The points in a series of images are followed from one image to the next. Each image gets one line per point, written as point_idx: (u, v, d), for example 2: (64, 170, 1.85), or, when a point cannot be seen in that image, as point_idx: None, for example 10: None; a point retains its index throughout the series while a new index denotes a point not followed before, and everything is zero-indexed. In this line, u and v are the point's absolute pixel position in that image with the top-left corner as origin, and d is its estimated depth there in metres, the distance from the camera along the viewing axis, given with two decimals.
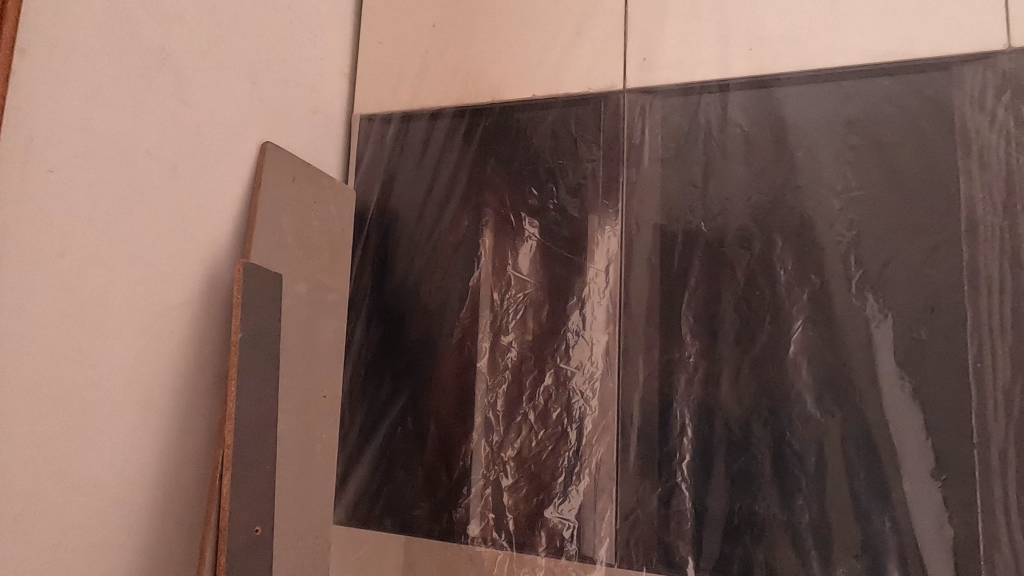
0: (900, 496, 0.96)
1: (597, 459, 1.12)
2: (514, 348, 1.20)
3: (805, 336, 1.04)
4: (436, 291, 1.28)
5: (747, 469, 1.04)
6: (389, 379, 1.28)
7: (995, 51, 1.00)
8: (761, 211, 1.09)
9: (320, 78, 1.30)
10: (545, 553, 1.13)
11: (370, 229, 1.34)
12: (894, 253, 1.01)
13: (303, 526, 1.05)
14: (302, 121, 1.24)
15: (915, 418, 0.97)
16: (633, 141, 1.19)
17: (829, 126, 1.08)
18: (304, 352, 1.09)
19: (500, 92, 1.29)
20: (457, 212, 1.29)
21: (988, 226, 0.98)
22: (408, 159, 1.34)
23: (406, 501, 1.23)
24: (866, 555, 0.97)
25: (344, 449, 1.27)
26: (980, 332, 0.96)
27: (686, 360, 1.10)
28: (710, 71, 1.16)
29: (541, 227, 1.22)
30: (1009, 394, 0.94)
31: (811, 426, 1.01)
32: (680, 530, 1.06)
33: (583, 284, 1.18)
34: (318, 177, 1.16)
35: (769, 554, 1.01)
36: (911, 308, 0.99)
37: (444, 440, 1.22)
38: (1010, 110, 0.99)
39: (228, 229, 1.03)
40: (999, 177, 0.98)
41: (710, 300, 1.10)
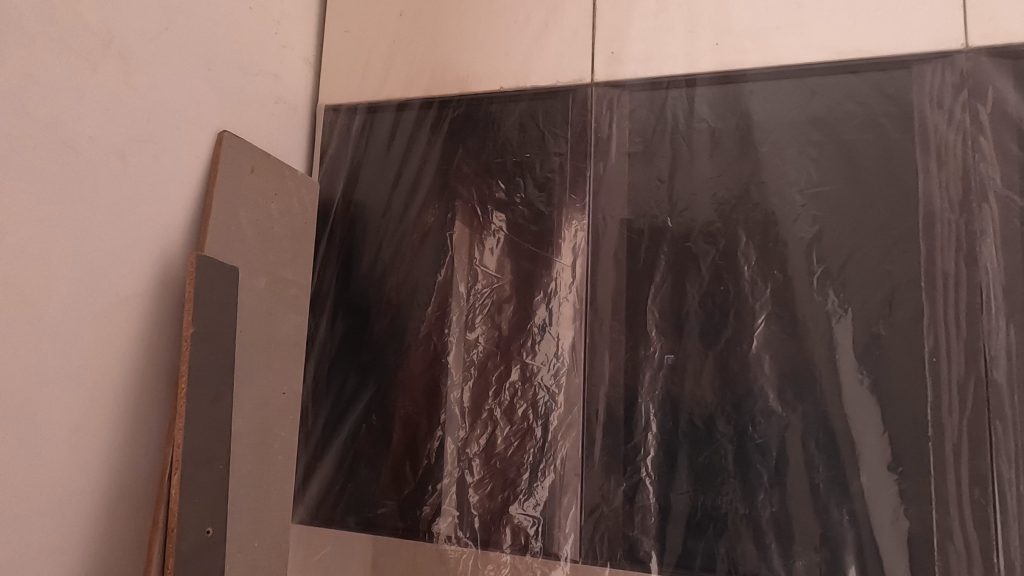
0: (858, 489, 0.97)
1: (562, 455, 1.12)
2: (480, 343, 1.19)
3: (768, 332, 1.04)
4: (402, 285, 1.26)
5: (710, 463, 1.04)
6: (354, 374, 1.25)
7: (954, 51, 1.02)
8: (726, 206, 1.09)
9: (283, 66, 1.26)
10: (509, 550, 1.12)
11: (335, 222, 1.31)
12: (854, 249, 1.02)
13: (259, 527, 1.02)
14: (263, 110, 1.20)
15: (873, 412, 0.98)
16: (600, 135, 1.18)
17: (793, 122, 1.08)
18: (262, 348, 1.06)
19: (468, 84, 1.27)
20: (423, 205, 1.27)
21: (945, 222, 0.99)
22: (374, 151, 1.32)
23: (370, 499, 1.20)
24: (825, 548, 0.98)
25: (307, 447, 1.25)
26: (936, 327, 0.97)
27: (651, 356, 1.09)
28: (677, 66, 1.15)
29: (508, 221, 1.21)
30: (962, 388, 0.95)
31: (773, 421, 1.02)
32: (644, 525, 1.06)
33: (549, 279, 1.17)
34: (280, 169, 1.13)
35: (731, 548, 1.01)
36: (871, 304, 1.00)
37: (410, 437, 1.20)
38: (967, 108, 1.01)
39: (181, 219, 0.99)
40: (956, 174, 1.00)
41: (676, 296, 1.10)
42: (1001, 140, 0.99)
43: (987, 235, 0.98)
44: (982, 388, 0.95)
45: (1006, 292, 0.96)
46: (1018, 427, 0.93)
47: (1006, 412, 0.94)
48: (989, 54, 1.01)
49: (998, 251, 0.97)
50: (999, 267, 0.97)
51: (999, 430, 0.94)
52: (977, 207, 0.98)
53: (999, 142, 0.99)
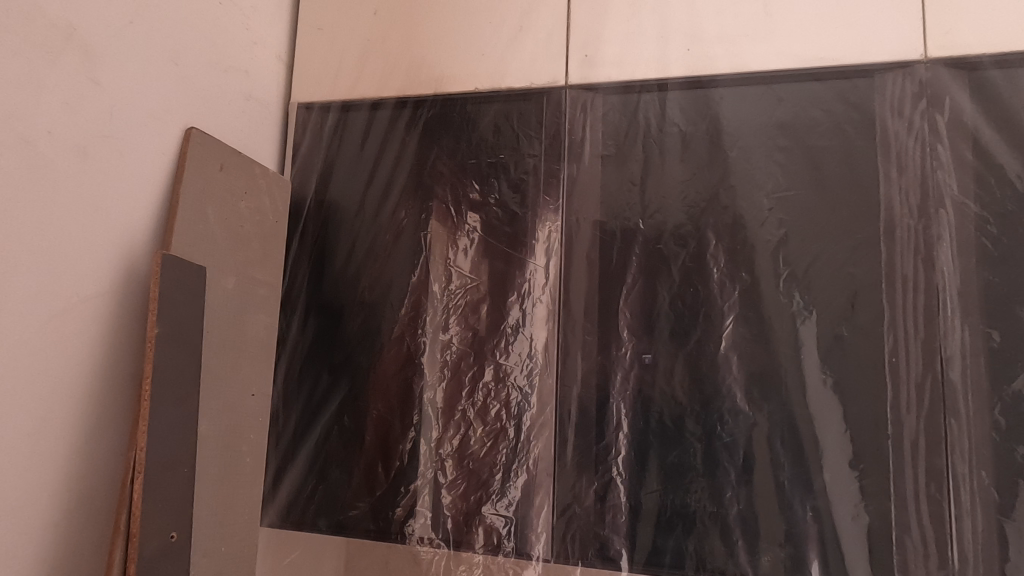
0: (821, 486, 1.00)
1: (535, 455, 1.12)
2: (454, 344, 1.19)
3: (736, 333, 1.06)
4: (376, 284, 1.25)
5: (680, 462, 1.06)
6: (326, 375, 1.24)
7: (913, 61, 1.05)
8: (696, 209, 1.11)
9: (254, 63, 1.24)
10: (482, 550, 1.12)
11: (307, 221, 1.30)
12: (819, 253, 1.05)
13: (227, 532, 1.01)
14: (233, 107, 1.18)
15: (835, 412, 1.01)
16: (574, 138, 1.19)
17: (761, 128, 1.10)
18: (231, 349, 1.04)
19: (443, 84, 1.27)
20: (397, 205, 1.26)
21: (904, 227, 1.02)
22: (347, 150, 1.31)
23: (341, 501, 1.19)
24: (789, 544, 1.00)
25: (277, 449, 1.23)
26: (895, 328, 1.01)
27: (623, 356, 1.11)
28: (649, 70, 1.17)
29: (482, 222, 1.21)
30: (920, 387, 0.98)
31: (740, 420, 1.04)
32: (615, 524, 1.07)
33: (523, 279, 1.17)
34: (250, 167, 1.11)
35: (700, 546, 1.03)
36: (835, 306, 1.03)
37: (382, 438, 1.19)
38: (926, 117, 1.04)
39: (146, 217, 0.97)
40: (915, 181, 1.03)
41: (647, 297, 1.11)
42: (957, 148, 1.02)
43: (943, 240, 1.01)
44: (939, 387, 0.98)
45: (961, 295, 0.99)
46: (972, 425, 0.96)
47: (960, 410, 0.97)
48: (946, 65, 1.04)
49: (953, 255, 1.00)
50: (955, 270, 1.00)
51: (954, 427, 0.97)
52: (934, 213, 1.02)
53: (955, 150, 1.03)
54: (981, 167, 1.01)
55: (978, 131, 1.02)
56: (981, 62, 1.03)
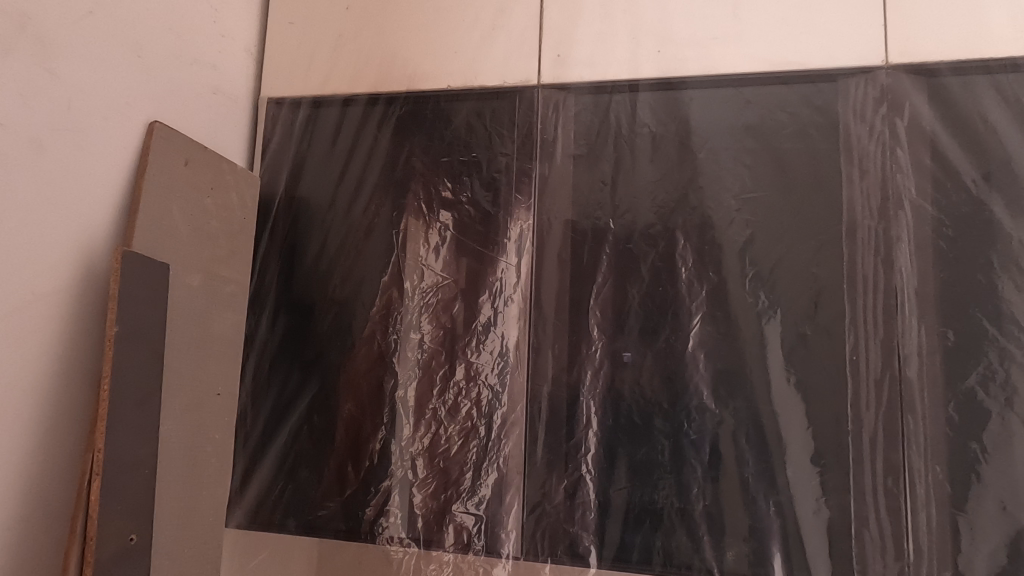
0: (784, 482, 1.02)
1: (505, 454, 1.13)
2: (425, 342, 1.18)
3: (703, 331, 1.08)
4: (347, 282, 1.24)
5: (648, 459, 1.07)
6: (296, 373, 1.23)
7: (875, 67, 1.08)
8: (666, 209, 1.12)
9: (222, 56, 1.22)
10: (452, 549, 1.12)
11: (276, 217, 1.28)
12: (784, 253, 1.07)
13: (190, 533, 0.99)
14: (200, 102, 1.16)
15: (798, 409, 1.03)
16: (546, 137, 1.19)
17: (729, 130, 1.12)
18: (196, 348, 1.02)
19: (415, 81, 1.26)
20: (369, 202, 1.25)
21: (865, 229, 1.05)
22: (318, 146, 1.29)
23: (311, 501, 1.18)
24: (753, 539, 1.02)
25: (245, 448, 1.22)
26: (856, 327, 1.03)
27: (592, 354, 1.12)
28: (621, 71, 1.18)
29: (454, 220, 1.21)
30: (879, 384, 1.01)
31: (707, 417, 1.06)
32: (584, 521, 1.08)
33: (495, 277, 1.17)
34: (217, 163, 1.09)
35: (667, 541, 1.05)
36: (799, 305, 1.05)
37: (352, 437, 1.18)
38: (886, 121, 1.07)
39: (106, 212, 0.95)
40: (875, 184, 1.06)
41: (617, 296, 1.12)
42: (916, 153, 1.05)
43: (902, 241, 1.04)
44: (896, 384, 1.01)
45: (919, 295, 1.02)
46: (928, 421, 0.99)
47: (916, 406, 1.00)
48: (907, 71, 1.07)
49: (912, 256, 1.03)
50: (913, 271, 1.03)
51: (911, 424, 1.00)
52: (894, 215, 1.05)
53: (914, 154, 1.05)
54: (939, 171, 1.04)
55: (936, 136, 1.05)
56: (939, 69, 1.06)
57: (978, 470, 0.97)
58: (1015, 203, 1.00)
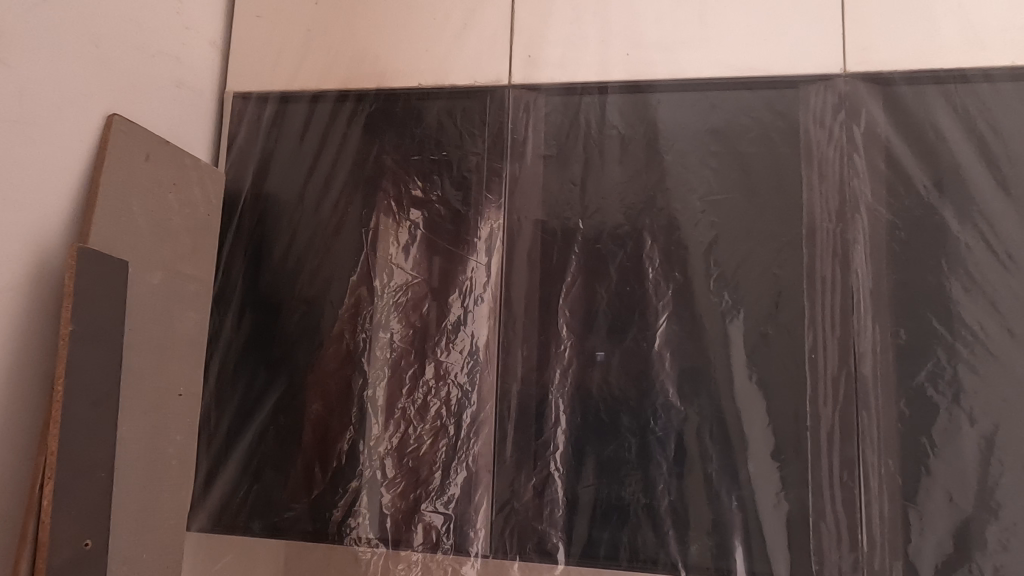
0: (746, 476, 1.05)
1: (474, 452, 1.13)
2: (395, 341, 1.18)
3: (669, 330, 1.10)
4: (315, 280, 1.22)
5: (615, 456, 1.09)
6: (262, 372, 1.21)
7: (834, 75, 1.12)
8: (634, 211, 1.14)
9: (186, 49, 1.19)
10: (420, 548, 1.12)
11: (242, 214, 1.26)
12: (747, 254, 1.10)
13: (148, 538, 0.97)
14: (163, 95, 1.13)
15: (759, 406, 1.06)
16: (516, 137, 1.20)
17: (696, 133, 1.15)
18: (156, 348, 1.00)
19: (385, 78, 1.25)
20: (338, 200, 1.23)
21: (824, 231, 1.09)
22: (286, 143, 1.27)
23: (277, 503, 1.17)
24: (715, 533, 1.05)
25: (209, 450, 1.20)
26: (815, 326, 1.07)
27: (562, 353, 1.13)
28: (590, 73, 1.19)
29: (425, 219, 1.21)
30: (835, 381, 1.05)
31: (672, 415, 1.08)
32: (552, 518, 1.09)
33: (465, 276, 1.17)
34: (180, 158, 1.06)
35: (633, 536, 1.06)
36: (761, 305, 1.08)
37: (320, 438, 1.17)
38: (844, 128, 1.10)
39: (61, 208, 0.92)
40: (834, 188, 1.09)
41: (586, 296, 1.13)
42: (872, 159, 1.09)
43: (858, 243, 1.07)
44: (852, 382, 1.05)
45: (874, 295, 1.06)
46: (881, 416, 1.03)
47: (871, 403, 1.04)
48: (864, 80, 1.11)
49: (867, 258, 1.07)
50: (869, 271, 1.07)
51: (866, 419, 1.03)
52: (851, 218, 1.08)
53: (870, 160, 1.09)
54: (893, 176, 1.08)
55: (891, 143, 1.09)
56: (893, 78, 1.10)
57: (928, 463, 1.01)
58: (963, 208, 1.05)
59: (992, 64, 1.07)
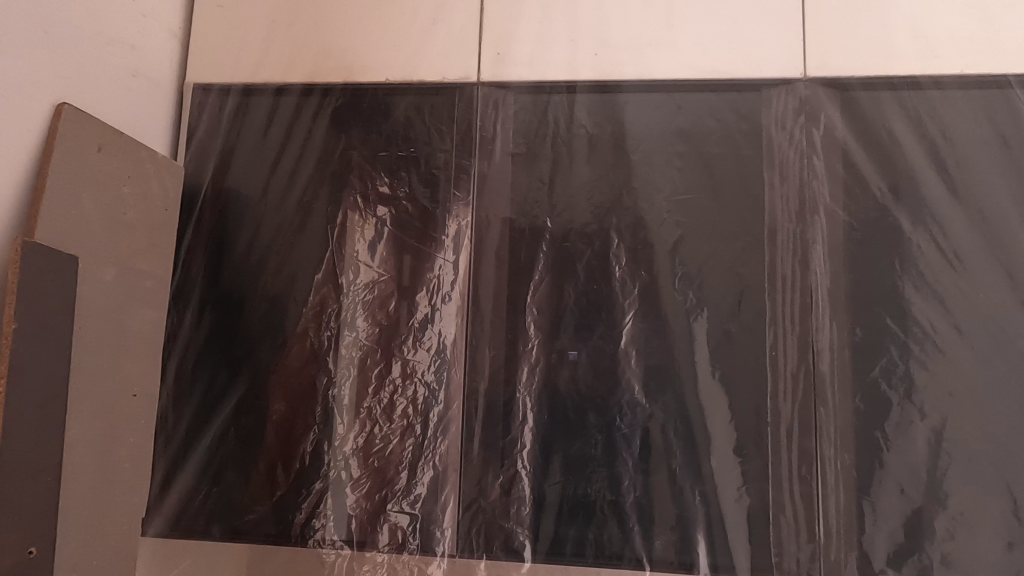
0: (709, 472, 1.07)
1: (440, 451, 1.12)
2: (361, 340, 1.16)
3: (635, 328, 1.11)
4: (279, 277, 1.19)
5: (582, 453, 1.09)
6: (222, 371, 1.17)
7: (795, 79, 1.14)
8: (601, 209, 1.15)
9: (144, 37, 1.16)
10: (386, 549, 1.11)
11: (203, 209, 1.22)
12: (711, 253, 1.12)
13: (98, 544, 0.93)
14: (119, 84, 1.09)
15: (722, 403, 1.08)
16: (485, 134, 1.19)
17: (662, 134, 1.16)
18: (108, 347, 0.96)
19: (352, 72, 1.23)
20: (303, 195, 1.21)
21: (785, 231, 1.11)
22: (248, 136, 1.24)
23: (237, 505, 1.14)
24: (678, 528, 1.06)
25: (166, 452, 1.16)
26: (775, 325, 1.09)
27: (529, 352, 1.13)
28: (559, 72, 1.19)
29: (392, 216, 1.19)
30: (795, 378, 1.08)
31: (638, 412, 1.09)
32: (519, 516, 1.09)
33: (433, 274, 1.17)
34: (136, 150, 1.03)
35: (599, 533, 1.07)
36: (724, 303, 1.10)
37: (283, 439, 1.14)
38: (804, 131, 1.13)
39: (5, 200, 0.88)
40: (794, 190, 1.12)
41: (553, 295, 1.14)
42: (830, 161, 1.12)
43: (817, 243, 1.10)
44: (811, 378, 1.07)
45: (831, 294, 1.09)
46: (838, 411, 1.06)
47: (828, 399, 1.07)
48: (823, 85, 1.14)
49: (826, 257, 1.10)
50: (827, 271, 1.10)
51: (824, 414, 1.06)
52: (810, 219, 1.11)
53: (829, 162, 1.12)
54: (850, 179, 1.12)
55: (848, 146, 1.12)
56: (850, 84, 1.14)
57: (881, 457, 1.05)
58: (915, 211, 1.09)
59: (942, 72, 1.11)
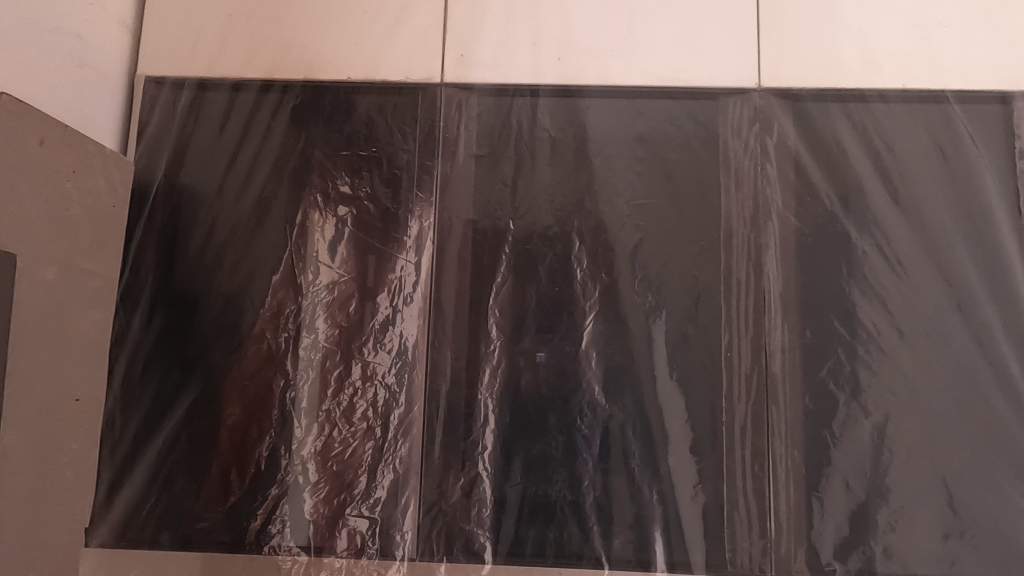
0: (666, 471, 1.09)
1: (401, 454, 1.11)
2: (321, 342, 1.14)
3: (595, 330, 1.13)
4: (234, 277, 1.16)
5: (543, 454, 1.10)
6: (174, 374, 1.14)
7: (750, 89, 1.18)
8: (564, 212, 1.16)
9: (90, 27, 1.11)
10: (345, 554, 1.09)
11: (154, 207, 1.18)
12: (669, 257, 1.14)
13: (36, 557, 0.89)
14: (63, 75, 1.05)
15: (679, 403, 1.11)
16: (448, 135, 1.19)
17: (622, 139, 1.18)
18: (47, 350, 0.92)
19: (312, 70, 1.21)
20: (261, 194, 1.18)
21: (739, 236, 1.14)
22: (203, 132, 1.20)
23: (188, 513, 1.10)
24: (636, 527, 1.08)
25: (112, 458, 1.12)
26: (730, 326, 1.12)
27: (491, 353, 1.13)
28: (523, 75, 1.20)
29: (354, 217, 1.17)
30: (749, 379, 1.11)
31: (598, 413, 1.11)
32: (479, 518, 1.09)
33: (394, 275, 1.15)
34: (82, 144, 0.98)
35: (559, 534, 1.08)
36: (682, 306, 1.13)
37: (238, 444, 1.11)
38: (759, 139, 1.17)
39: None
40: (748, 196, 1.15)
41: (516, 296, 1.14)
42: (783, 169, 1.16)
43: (770, 248, 1.14)
44: (763, 378, 1.11)
45: (783, 297, 1.13)
46: (789, 411, 1.10)
47: (779, 399, 1.10)
48: (776, 95, 1.18)
49: (778, 262, 1.14)
50: (779, 275, 1.13)
51: (776, 413, 1.10)
52: (763, 224, 1.15)
53: (781, 170, 1.16)
54: (801, 187, 1.16)
55: (800, 156, 1.16)
56: (802, 95, 1.18)
57: (829, 454, 1.09)
58: (862, 220, 1.14)
59: (886, 86, 1.17)
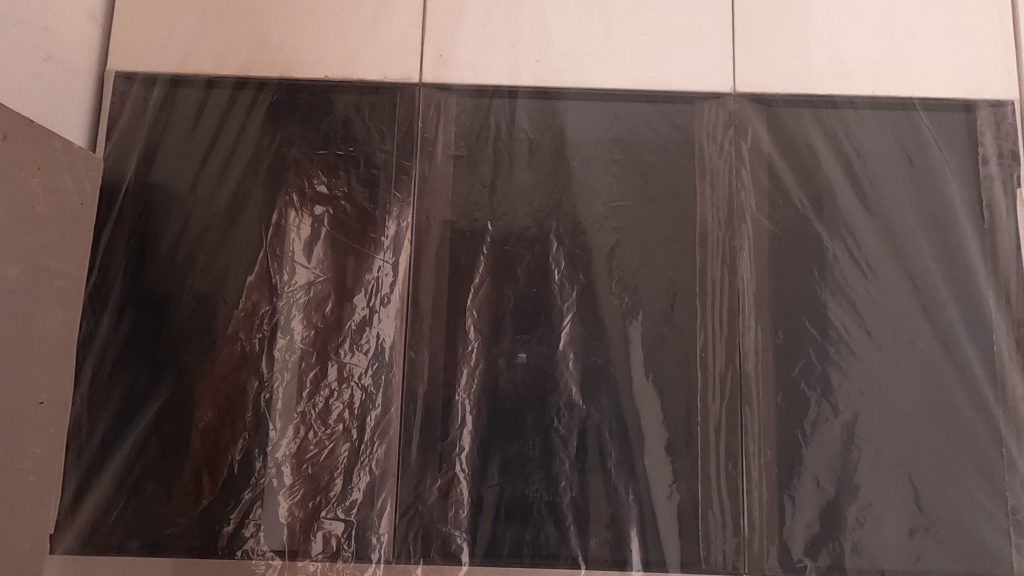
0: (642, 470, 1.10)
1: (377, 456, 1.10)
2: (296, 343, 1.12)
3: (573, 330, 1.13)
4: (207, 277, 1.14)
5: (520, 455, 1.10)
6: (144, 376, 1.11)
7: (725, 93, 1.20)
8: (541, 214, 1.17)
9: (57, 20, 1.09)
10: (319, 558, 1.08)
11: (124, 205, 1.16)
12: (645, 259, 1.15)
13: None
14: (28, 70, 1.02)
15: (654, 403, 1.12)
16: (426, 135, 1.19)
17: (600, 141, 1.19)
18: (9, 352, 0.89)
19: (288, 67, 1.20)
20: (235, 193, 1.16)
21: (714, 238, 1.16)
22: (176, 129, 1.18)
23: (158, 518, 1.08)
24: (612, 526, 1.09)
25: (79, 463, 1.09)
26: (705, 328, 1.14)
27: (469, 354, 1.13)
28: (501, 77, 1.20)
29: (330, 216, 1.16)
30: (723, 379, 1.12)
31: (575, 413, 1.11)
32: (456, 519, 1.09)
33: (371, 276, 1.15)
34: (48, 140, 0.95)
35: (536, 534, 1.08)
36: (658, 307, 1.14)
37: (209, 447, 1.09)
38: (733, 143, 1.19)
39: None
40: (723, 198, 1.17)
41: (493, 297, 1.14)
42: (757, 173, 1.18)
43: (744, 250, 1.16)
44: (737, 378, 1.13)
45: (757, 299, 1.15)
46: (761, 410, 1.12)
47: (753, 399, 1.12)
48: (750, 100, 1.20)
49: (751, 264, 1.16)
50: (752, 276, 1.15)
51: (749, 413, 1.12)
52: (737, 226, 1.16)
53: (755, 174, 1.18)
54: (774, 191, 1.18)
55: (773, 160, 1.19)
56: (775, 100, 1.20)
57: (801, 453, 1.11)
58: (832, 224, 1.16)
59: (856, 93, 1.20)
